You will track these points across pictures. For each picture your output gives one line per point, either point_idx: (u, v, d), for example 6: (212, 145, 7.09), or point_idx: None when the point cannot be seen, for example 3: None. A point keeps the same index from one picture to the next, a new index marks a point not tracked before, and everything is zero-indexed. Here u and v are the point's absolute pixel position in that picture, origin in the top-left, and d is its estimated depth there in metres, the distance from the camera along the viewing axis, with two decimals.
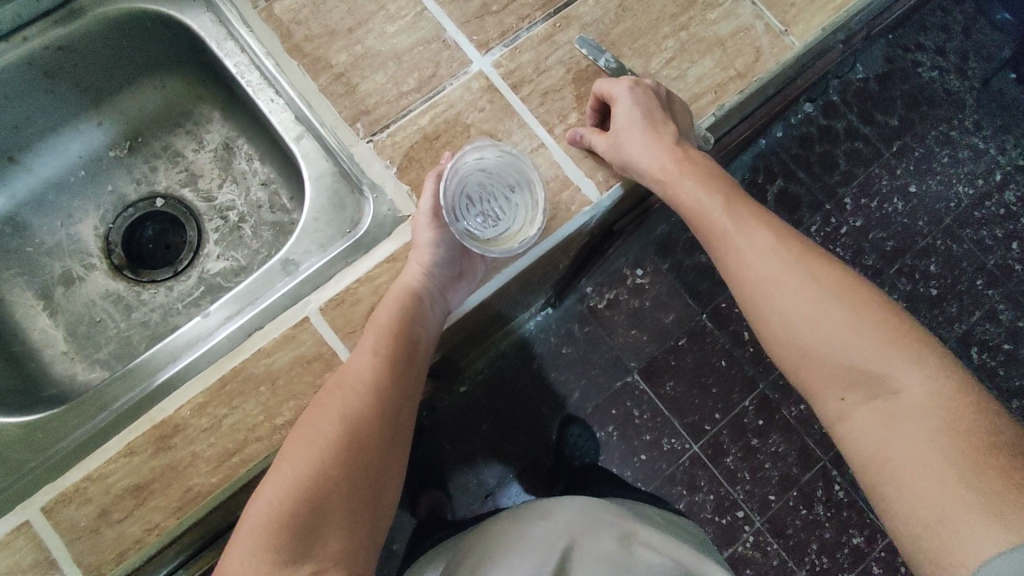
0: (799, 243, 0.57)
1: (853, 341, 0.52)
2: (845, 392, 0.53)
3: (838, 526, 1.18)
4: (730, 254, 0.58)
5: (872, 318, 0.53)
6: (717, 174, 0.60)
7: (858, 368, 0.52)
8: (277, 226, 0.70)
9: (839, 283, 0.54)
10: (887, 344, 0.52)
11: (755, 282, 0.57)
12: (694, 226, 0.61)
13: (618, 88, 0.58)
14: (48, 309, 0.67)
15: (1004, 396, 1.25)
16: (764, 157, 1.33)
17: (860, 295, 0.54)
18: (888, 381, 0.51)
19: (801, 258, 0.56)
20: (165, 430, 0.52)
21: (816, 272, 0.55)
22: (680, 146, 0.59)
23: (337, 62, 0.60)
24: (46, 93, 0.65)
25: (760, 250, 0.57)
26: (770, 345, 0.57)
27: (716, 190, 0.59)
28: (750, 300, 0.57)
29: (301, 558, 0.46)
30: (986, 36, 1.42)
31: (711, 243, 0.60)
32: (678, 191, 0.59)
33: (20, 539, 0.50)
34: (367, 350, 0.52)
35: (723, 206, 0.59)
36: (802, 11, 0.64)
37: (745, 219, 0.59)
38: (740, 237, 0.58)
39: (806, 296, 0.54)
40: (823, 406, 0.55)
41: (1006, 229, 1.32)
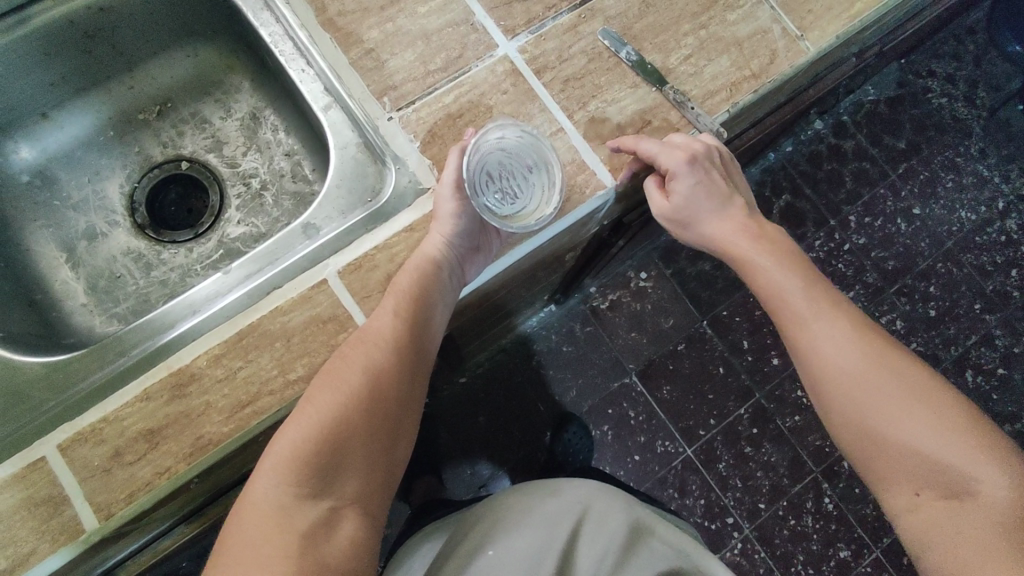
0: (876, 332, 0.57)
1: (931, 440, 0.52)
2: (921, 489, 0.52)
3: (825, 538, 1.19)
4: (804, 342, 0.57)
5: (953, 418, 0.52)
6: (790, 253, 0.60)
7: (937, 467, 0.51)
8: (297, 195, 0.73)
9: (917, 380, 0.54)
10: (969, 443, 0.51)
11: (831, 371, 0.56)
12: (766, 303, 0.60)
13: (675, 161, 0.57)
14: (70, 262, 0.69)
15: (996, 420, 1.26)
16: (772, 171, 1.35)
17: (941, 393, 0.53)
18: (968, 482, 0.50)
19: (880, 347, 0.55)
20: (181, 378, 0.53)
21: (895, 368, 0.54)
22: (745, 218, 0.61)
23: (368, 38, 0.62)
24: (84, 53, 0.67)
25: (837, 341, 0.56)
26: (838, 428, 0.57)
27: (798, 274, 0.59)
28: (822, 387, 0.57)
29: (321, 493, 0.49)
30: (996, 68, 1.45)
31: (785, 329, 0.59)
32: (755, 269, 0.59)
33: (34, 473, 0.51)
34: (389, 309, 0.54)
35: (801, 288, 0.58)
36: (818, 18, 0.66)
37: (823, 307, 0.57)
38: (816, 323, 0.57)
39: (883, 388, 0.54)
40: (896, 501, 0.54)
41: (1005, 256, 1.34)
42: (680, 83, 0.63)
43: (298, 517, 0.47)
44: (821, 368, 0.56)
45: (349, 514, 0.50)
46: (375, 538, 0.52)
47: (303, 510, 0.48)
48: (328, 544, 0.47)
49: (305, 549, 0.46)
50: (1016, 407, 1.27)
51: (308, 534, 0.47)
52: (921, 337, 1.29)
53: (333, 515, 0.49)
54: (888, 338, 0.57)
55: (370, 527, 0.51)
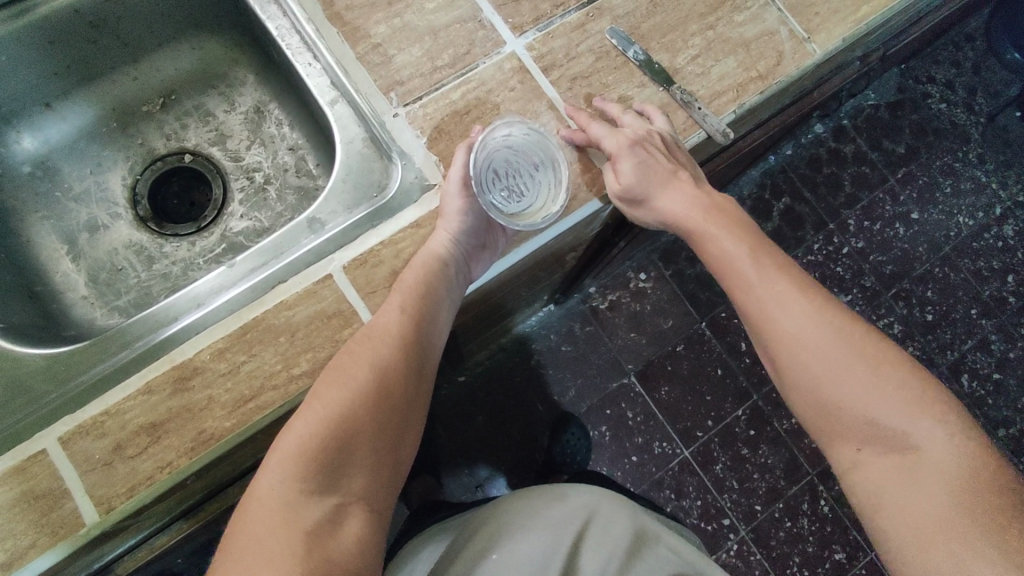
0: (822, 293, 0.56)
1: (876, 400, 0.52)
2: (863, 446, 0.53)
3: (821, 541, 1.19)
4: (752, 305, 0.57)
5: (896, 377, 0.52)
6: (741, 221, 0.60)
7: (881, 426, 0.52)
8: (301, 190, 0.72)
9: (862, 339, 0.54)
10: (911, 401, 0.51)
11: (780, 333, 0.55)
12: (716, 272, 0.59)
13: (618, 146, 0.56)
14: (71, 253, 0.69)
15: (991, 425, 1.26)
16: (772, 174, 1.36)
17: (884, 352, 0.53)
18: (907, 439, 0.51)
19: (826, 310, 0.55)
20: (184, 371, 0.53)
21: (841, 329, 0.54)
22: (695, 191, 0.59)
23: (375, 33, 0.62)
24: (89, 43, 0.66)
25: (785, 304, 0.55)
26: (789, 391, 0.56)
27: (743, 239, 0.58)
28: (771, 349, 0.56)
29: (329, 488, 0.49)
30: (995, 74, 1.45)
31: (732, 292, 0.58)
32: (707, 240, 0.59)
33: (35, 466, 0.51)
34: (396, 306, 0.54)
35: (748, 254, 0.57)
36: (825, 21, 0.66)
37: (770, 271, 0.57)
38: (762, 287, 0.56)
39: (829, 350, 0.53)
40: (840, 460, 0.55)
41: (1002, 262, 1.35)
42: (687, 83, 0.63)
43: (304, 513, 0.47)
44: (768, 330, 0.55)
45: (355, 510, 0.50)
46: (380, 536, 0.51)
47: (310, 506, 0.47)
48: (334, 539, 0.47)
49: (312, 544, 0.46)
50: (1010, 412, 1.28)
51: (315, 530, 0.46)
52: (918, 341, 1.29)
53: (340, 511, 0.49)
54: (833, 299, 0.56)
55: (377, 524, 0.51)
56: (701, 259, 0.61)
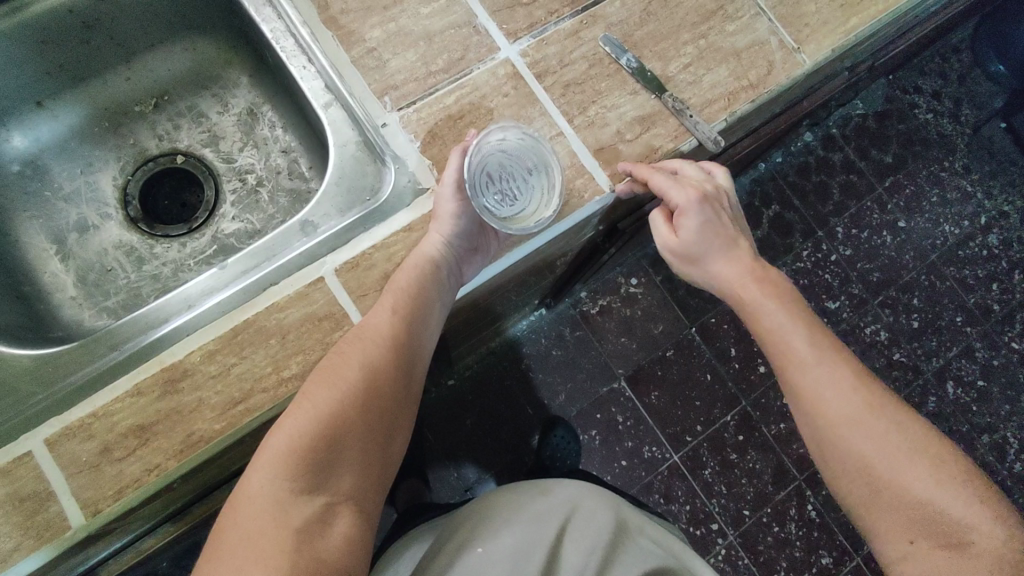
0: (875, 382, 0.58)
1: (931, 489, 0.53)
2: (915, 537, 0.52)
3: (808, 546, 1.20)
4: (805, 383, 0.57)
5: (948, 471, 0.53)
6: (793, 299, 0.61)
7: (934, 518, 0.52)
8: (294, 192, 0.72)
9: (916, 429, 0.55)
10: (961, 493, 0.52)
11: (832, 414, 0.56)
12: (766, 344, 0.60)
13: (687, 199, 0.58)
14: (60, 253, 0.69)
15: (975, 432, 1.28)
16: (762, 182, 1.37)
17: (934, 446, 0.55)
18: (963, 532, 0.51)
19: (878, 397, 0.56)
20: (174, 373, 0.53)
21: (895, 418, 0.55)
22: (750, 260, 0.62)
23: (369, 37, 0.62)
24: (82, 42, 0.66)
25: (838, 386, 0.56)
26: (837, 470, 0.57)
27: (801, 321, 0.59)
28: (820, 428, 0.57)
29: (317, 488, 0.49)
30: (980, 86, 1.48)
31: (784, 370, 0.59)
32: (758, 312, 0.60)
33: (20, 469, 0.50)
34: (387, 306, 0.55)
35: (804, 334, 0.59)
36: (815, 32, 0.67)
37: (824, 352, 0.58)
38: (817, 368, 0.57)
39: (880, 434, 0.55)
40: (888, 548, 0.54)
41: (986, 271, 1.37)
42: (679, 91, 0.64)
43: (292, 512, 0.47)
44: (823, 410, 0.56)
45: (343, 510, 0.50)
46: (368, 537, 0.51)
47: (298, 506, 0.47)
48: (322, 539, 0.47)
49: (300, 543, 0.46)
50: (994, 419, 1.29)
51: (303, 530, 0.46)
52: (904, 349, 1.31)
53: (328, 511, 0.49)
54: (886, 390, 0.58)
55: (364, 524, 0.51)
56: (753, 333, 0.61)
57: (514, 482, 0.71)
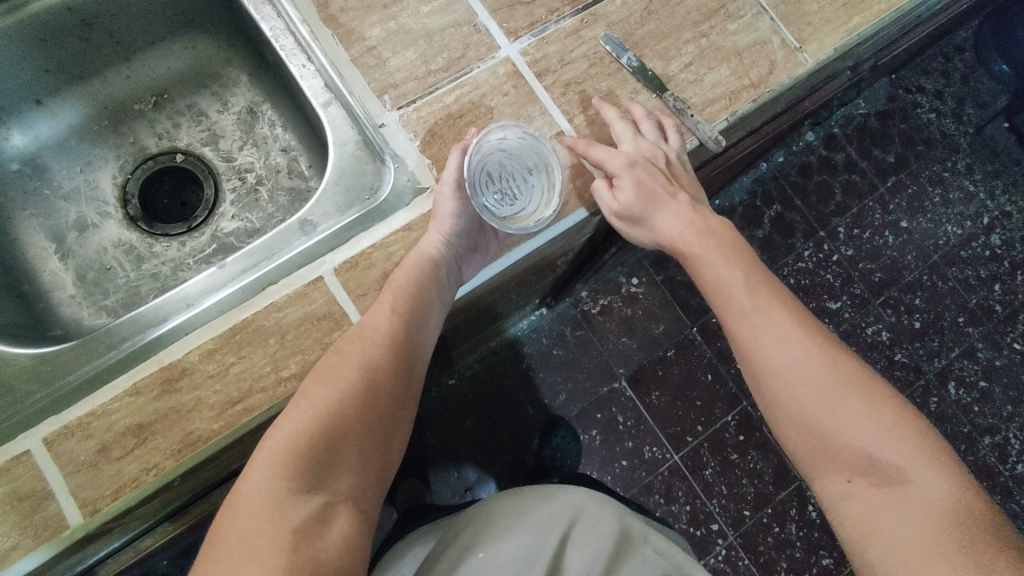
0: (813, 324, 0.57)
1: (867, 431, 0.52)
2: (853, 477, 0.53)
3: (808, 546, 1.20)
4: (745, 332, 0.57)
5: (884, 409, 0.53)
6: (736, 247, 0.60)
7: (870, 458, 0.52)
8: (294, 192, 0.72)
9: (856, 373, 0.54)
10: (897, 431, 0.52)
11: (770, 361, 0.55)
12: (708, 296, 0.59)
13: (616, 164, 0.57)
14: (60, 252, 0.69)
15: (977, 433, 1.28)
16: (764, 181, 1.36)
17: (871, 384, 0.54)
18: (898, 472, 0.51)
19: (815, 339, 0.55)
20: (172, 373, 0.53)
21: (832, 359, 0.54)
22: (692, 213, 0.60)
23: (369, 36, 0.62)
24: (81, 41, 0.66)
25: (776, 332, 0.56)
26: (778, 419, 0.56)
27: (740, 269, 0.58)
28: (759, 379, 0.56)
29: (315, 488, 0.49)
30: (983, 85, 1.47)
31: (725, 319, 0.58)
32: (701, 264, 0.59)
33: (19, 468, 0.50)
34: (386, 305, 0.54)
35: (742, 282, 0.58)
36: (817, 31, 0.67)
37: (761, 296, 0.57)
38: (755, 315, 0.56)
39: (817, 378, 0.54)
40: (828, 490, 0.55)
41: (988, 271, 1.37)
42: (681, 90, 0.64)
43: (291, 511, 0.47)
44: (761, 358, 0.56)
45: (342, 510, 0.50)
46: (367, 537, 0.51)
47: (297, 506, 0.47)
48: (321, 539, 0.47)
49: (299, 543, 0.45)
50: (995, 420, 1.29)
51: (301, 529, 0.46)
52: (905, 349, 1.30)
53: (327, 510, 0.48)
54: (826, 332, 0.57)
55: (364, 523, 0.51)
56: (698, 286, 0.61)
57: (515, 484, 0.70)
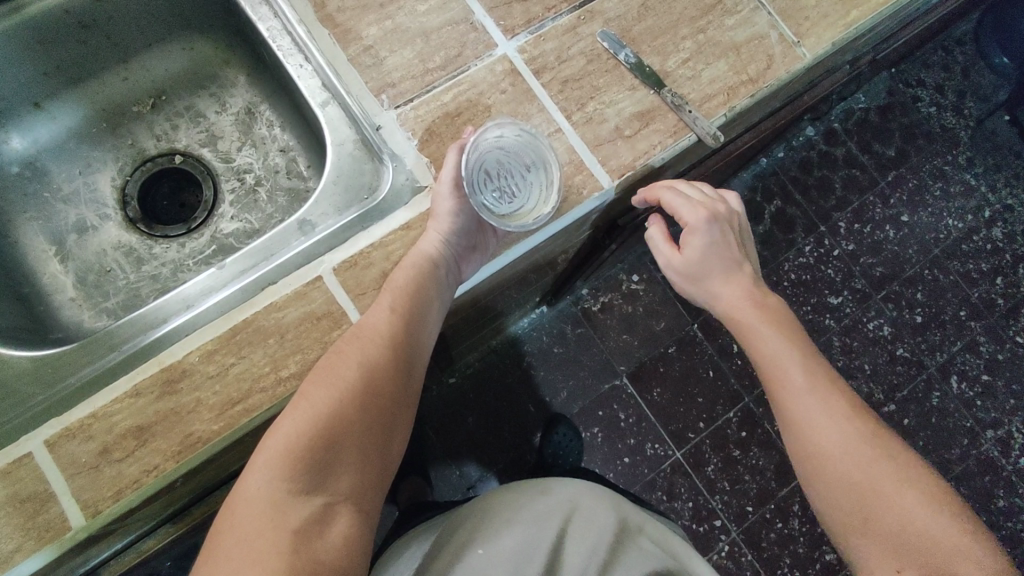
0: (868, 414, 0.58)
1: (921, 514, 0.53)
2: (898, 558, 0.53)
3: (811, 541, 1.19)
4: (797, 414, 0.59)
5: (938, 504, 0.54)
6: (792, 327, 0.62)
7: (923, 550, 0.52)
8: (292, 192, 0.72)
9: (908, 467, 0.55)
10: (949, 524, 0.53)
11: (822, 445, 0.57)
12: (762, 374, 0.61)
13: (697, 217, 0.60)
14: (59, 255, 0.69)
15: (979, 427, 1.27)
16: (763, 177, 1.36)
17: (923, 478, 0.55)
18: (948, 564, 0.51)
19: (869, 428, 0.57)
20: (173, 374, 0.53)
21: (884, 450, 0.56)
22: (752, 286, 0.62)
23: (366, 35, 0.62)
24: (79, 43, 0.66)
25: (831, 416, 0.57)
26: (824, 499, 0.58)
27: (796, 348, 0.60)
28: (813, 463, 0.58)
29: (316, 489, 0.49)
30: (983, 78, 1.47)
31: (777, 399, 0.60)
32: (757, 338, 0.61)
33: (21, 470, 0.50)
34: (384, 306, 0.54)
35: (800, 363, 0.59)
36: (815, 25, 0.66)
37: (817, 380, 0.59)
38: (808, 397, 0.58)
39: (868, 467, 0.55)
40: None
41: (991, 265, 1.36)
42: (678, 86, 0.63)
43: (291, 513, 0.47)
44: (810, 441, 0.58)
45: (342, 511, 0.50)
46: (368, 539, 0.51)
47: (296, 507, 0.47)
48: (321, 540, 0.47)
49: (298, 545, 0.45)
50: (999, 413, 1.29)
51: (301, 531, 0.46)
52: (907, 343, 1.30)
53: (327, 511, 0.49)
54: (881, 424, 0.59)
55: (364, 524, 0.51)
56: (748, 356, 0.63)
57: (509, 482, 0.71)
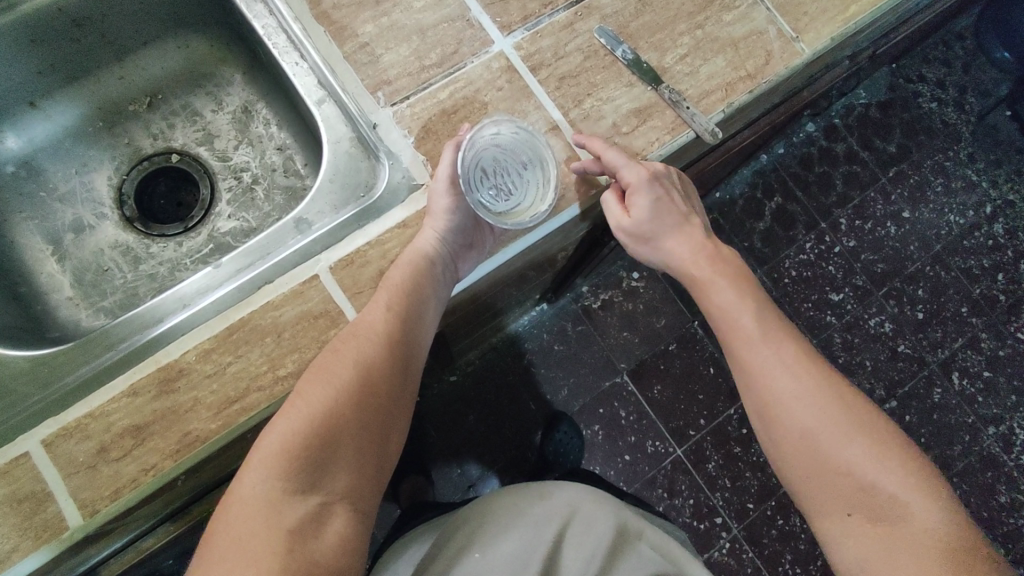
0: (819, 359, 0.58)
1: (871, 460, 0.54)
2: (853, 511, 0.54)
3: (812, 538, 1.19)
4: (752, 364, 0.58)
5: (889, 449, 0.54)
6: (742, 275, 0.61)
7: (874, 496, 0.53)
8: (290, 190, 0.72)
9: (861, 412, 0.55)
10: (899, 468, 0.53)
11: (778, 395, 0.56)
12: (715, 324, 0.61)
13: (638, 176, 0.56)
14: (56, 254, 0.69)
15: (981, 423, 1.27)
16: (764, 173, 1.36)
17: (874, 422, 0.55)
18: (896, 508, 0.52)
19: (822, 373, 0.57)
20: (170, 373, 0.53)
21: (838, 397, 0.56)
22: (702, 237, 0.62)
23: (362, 32, 0.61)
24: (74, 42, 0.66)
25: (784, 365, 0.57)
26: (778, 449, 0.57)
27: (746, 298, 0.59)
28: (769, 412, 0.57)
29: (311, 488, 0.49)
30: (985, 74, 1.46)
31: (731, 348, 0.59)
32: (710, 290, 0.60)
33: (18, 470, 0.50)
34: (381, 304, 0.54)
35: (752, 311, 0.59)
36: (814, 20, 0.66)
37: (770, 329, 0.58)
38: (762, 347, 0.57)
39: (823, 415, 0.55)
40: (827, 522, 0.55)
41: (992, 260, 1.36)
42: (676, 82, 0.63)
43: (287, 513, 0.47)
44: (764, 391, 0.57)
45: (338, 510, 0.50)
46: (364, 538, 0.51)
47: (291, 507, 0.47)
48: (316, 540, 0.47)
49: (293, 545, 0.45)
50: (1001, 410, 1.28)
51: (296, 531, 0.46)
52: (908, 339, 1.30)
53: (322, 510, 0.48)
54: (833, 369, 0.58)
55: (360, 524, 0.51)
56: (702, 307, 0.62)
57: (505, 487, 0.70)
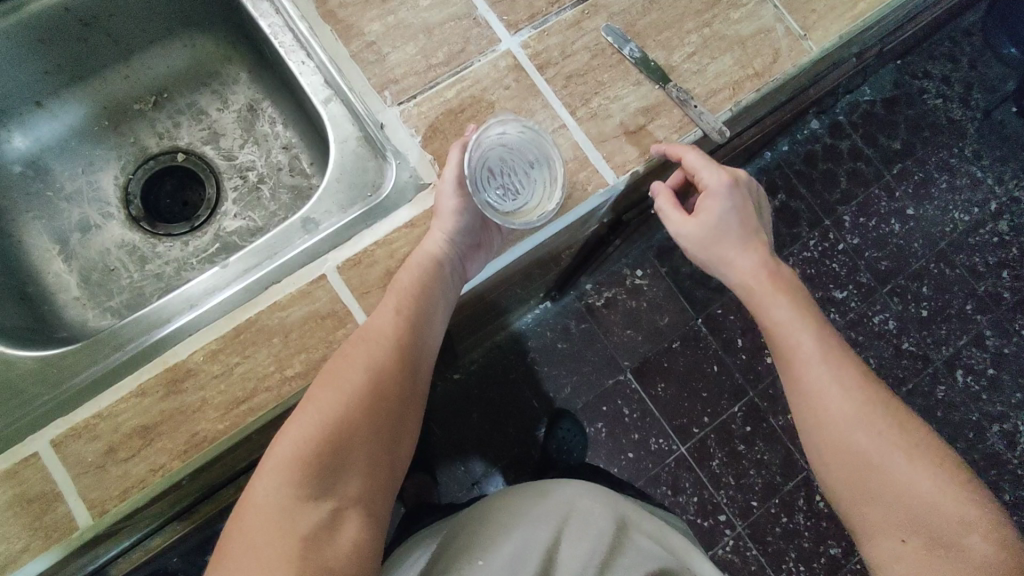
0: (878, 384, 0.59)
1: (925, 484, 0.54)
2: (907, 537, 0.54)
3: (816, 536, 1.19)
4: (806, 382, 0.59)
5: (946, 478, 0.54)
6: (801, 296, 0.62)
7: (929, 522, 0.53)
8: (295, 189, 0.72)
9: (916, 440, 0.56)
10: (956, 496, 0.53)
11: (832, 413, 0.57)
12: (772, 344, 0.62)
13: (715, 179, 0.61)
14: (63, 254, 0.69)
15: (985, 420, 1.27)
16: (768, 170, 1.35)
17: (930, 450, 0.56)
18: (953, 536, 0.52)
19: (878, 398, 0.57)
20: (177, 373, 0.53)
21: (894, 423, 0.56)
22: (767, 257, 0.63)
23: (369, 31, 0.61)
24: (79, 41, 0.66)
25: (840, 385, 0.58)
26: (831, 467, 0.58)
27: (806, 318, 0.60)
28: (824, 431, 0.58)
29: (324, 494, 0.49)
30: (991, 70, 1.45)
31: (787, 368, 0.61)
32: (767, 307, 0.61)
33: (26, 470, 0.50)
34: (390, 307, 0.54)
35: (812, 331, 0.60)
36: (822, 17, 0.66)
37: (829, 350, 0.59)
38: (819, 367, 0.59)
39: (877, 438, 0.56)
40: (876, 544, 0.55)
41: (997, 257, 1.35)
42: (683, 81, 0.63)
43: (300, 519, 0.47)
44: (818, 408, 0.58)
45: (351, 515, 0.50)
46: (378, 542, 0.51)
47: (304, 513, 0.47)
48: (330, 546, 0.47)
49: (307, 551, 0.45)
50: (1005, 407, 1.28)
51: (311, 538, 0.46)
52: (912, 336, 1.29)
53: (336, 516, 0.48)
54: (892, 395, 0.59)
55: (373, 528, 0.51)
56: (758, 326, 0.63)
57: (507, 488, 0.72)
